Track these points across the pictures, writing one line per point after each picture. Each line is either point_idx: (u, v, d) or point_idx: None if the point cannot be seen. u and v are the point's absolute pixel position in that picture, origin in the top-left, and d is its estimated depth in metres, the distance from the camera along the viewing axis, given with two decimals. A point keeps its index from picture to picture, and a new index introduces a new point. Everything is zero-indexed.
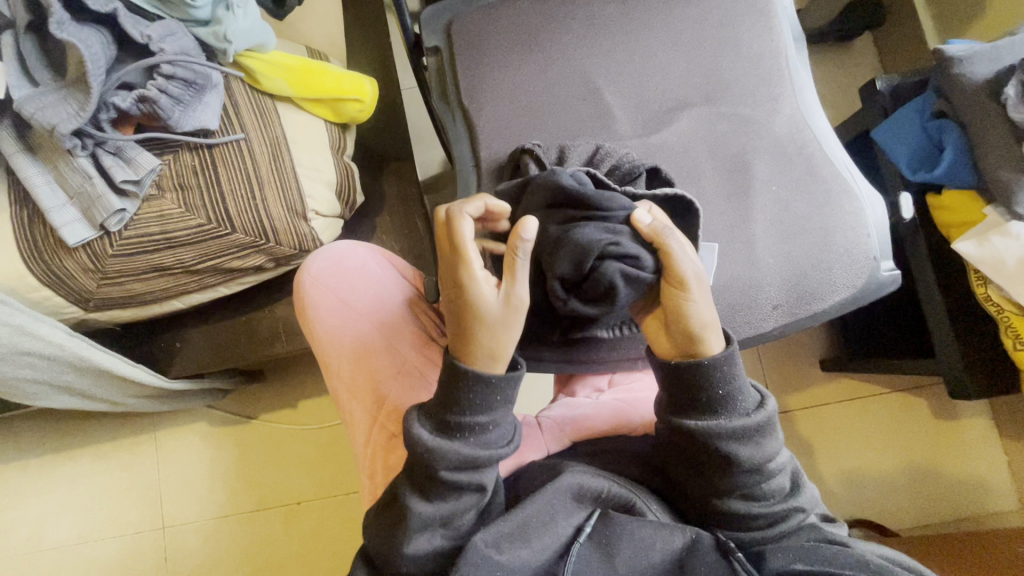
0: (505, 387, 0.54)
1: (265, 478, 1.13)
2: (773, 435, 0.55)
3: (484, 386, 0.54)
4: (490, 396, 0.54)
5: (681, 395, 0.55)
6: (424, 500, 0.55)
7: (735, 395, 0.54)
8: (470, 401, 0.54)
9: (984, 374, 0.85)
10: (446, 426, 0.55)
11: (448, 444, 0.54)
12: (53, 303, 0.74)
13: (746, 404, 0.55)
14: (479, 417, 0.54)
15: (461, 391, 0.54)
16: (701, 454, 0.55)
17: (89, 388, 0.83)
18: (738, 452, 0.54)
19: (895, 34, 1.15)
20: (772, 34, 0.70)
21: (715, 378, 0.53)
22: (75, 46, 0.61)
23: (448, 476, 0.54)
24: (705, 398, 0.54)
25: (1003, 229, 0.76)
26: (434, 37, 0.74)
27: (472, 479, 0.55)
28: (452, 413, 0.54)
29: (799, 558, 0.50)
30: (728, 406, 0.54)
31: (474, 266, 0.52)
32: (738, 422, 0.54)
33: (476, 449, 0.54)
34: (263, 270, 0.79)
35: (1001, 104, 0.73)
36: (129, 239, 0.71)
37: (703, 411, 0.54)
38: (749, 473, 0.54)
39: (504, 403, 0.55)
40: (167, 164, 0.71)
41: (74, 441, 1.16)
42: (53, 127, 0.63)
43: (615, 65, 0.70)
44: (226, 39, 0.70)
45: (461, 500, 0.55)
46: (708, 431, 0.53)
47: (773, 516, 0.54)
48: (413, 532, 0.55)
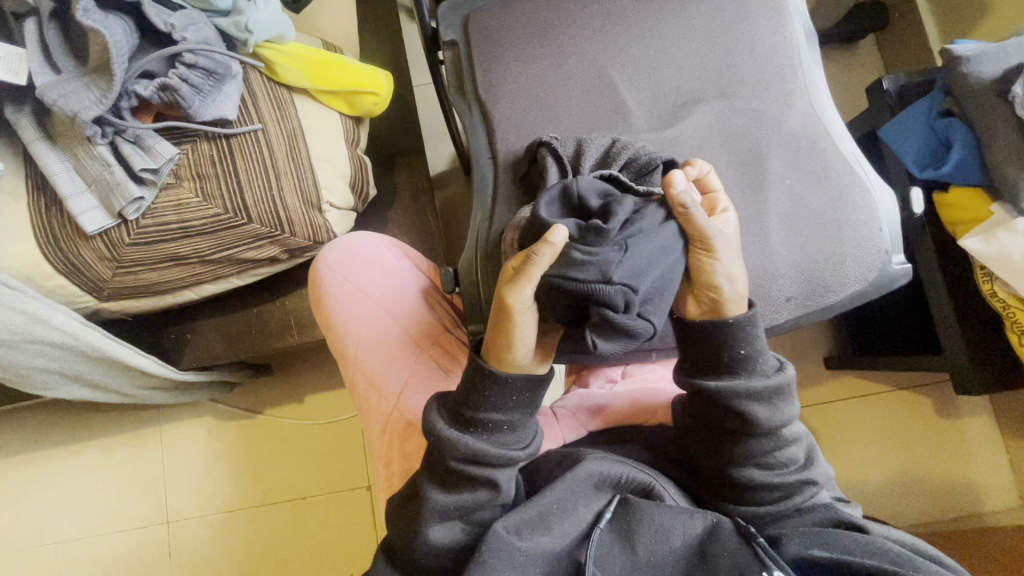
0: (520, 388, 0.55)
1: (271, 472, 1.13)
2: (791, 401, 0.57)
3: (495, 385, 0.55)
4: (504, 397, 0.55)
5: (704, 354, 0.57)
6: (441, 491, 0.56)
7: (755, 356, 0.56)
8: (484, 398, 0.55)
9: (989, 370, 0.86)
10: (461, 419, 0.56)
11: (461, 437, 0.55)
12: (68, 292, 0.74)
13: (765, 366, 0.57)
14: (493, 414, 0.55)
15: (478, 388, 0.55)
16: (720, 416, 0.56)
17: (100, 378, 0.83)
18: (756, 411, 0.55)
19: (899, 37, 1.17)
20: (785, 31, 0.71)
21: (737, 338, 0.56)
22: (99, 33, 0.61)
23: (457, 466, 0.55)
24: (725, 357, 0.56)
25: (1009, 226, 0.77)
26: (451, 30, 0.75)
27: (484, 475, 0.55)
28: (467, 407, 0.56)
29: (817, 544, 0.50)
30: (748, 366, 0.56)
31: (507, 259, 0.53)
32: (758, 382, 0.55)
33: (489, 446, 0.55)
34: (277, 261, 0.79)
35: (1009, 102, 0.74)
36: (146, 228, 0.72)
37: (724, 370, 0.56)
38: (765, 435, 0.56)
39: (518, 403, 0.56)
40: (186, 154, 0.72)
41: (79, 433, 1.15)
42: (75, 114, 0.64)
43: (631, 60, 0.71)
44: (247, 30, 0.71)
45: (475, 495, 0.55)
46: (730, 389, 0.55)
47: (789, 483, 0.56)
48: (431, 522, 0.55)
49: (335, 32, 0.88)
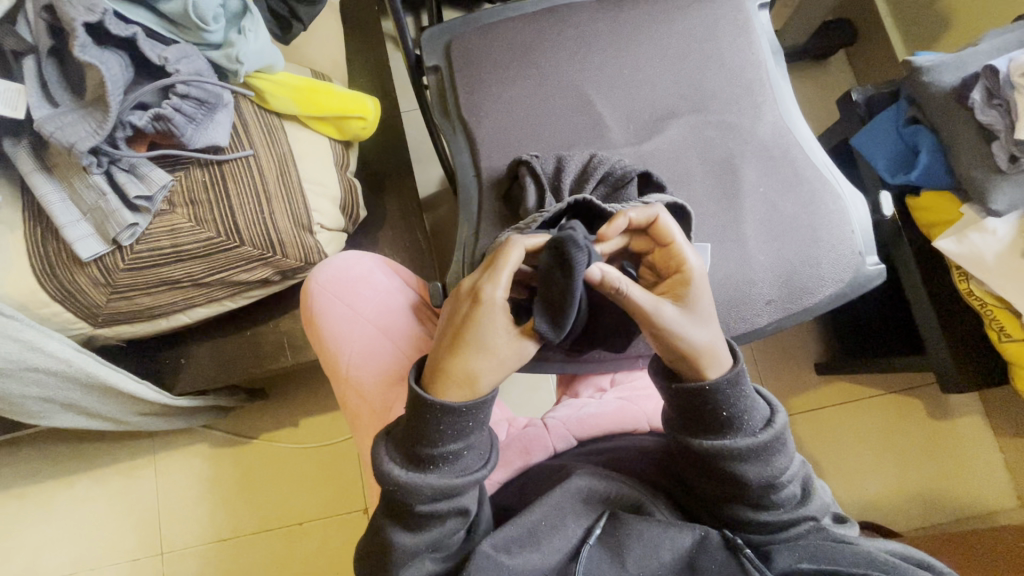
0: (476, 412, 0.53)
1: (266, 498, 1.12)
2: (783, 446, 0.55)
3: (451, 415, 0.52)
4: (461, 425, 0.53)
5: (688, 413, 0.55)
6: (407, 532, 0.55)
7: (740, 414, 0.54)
8: (439, 432, 0.52)
9: (973, 369, 0.87)
10: (417, 459, 0.53)
11: (421, 478, 0.53)
12: (62, 319, 0.75)
13: (754, 423, 0.54)
14: (450, 444, 0.53)
15: (433, 423, 0.52)
16: (710, 468, 0.55)
17: (94, 405, 0.84)
18: (744, 466, 0.54)
19: (868, 51, 1.22)
20: (753, 48, 0.75)
21: (720, 401, 0.53)
22: (96, 67, 0.64)
23: (426, 508, 0.53)
24: (711, 418, 0.54)
25: (980, 226, 0.80)
26: (434, 57, 0.79)
27: (452, 506, 0.54)
28: (421, 445, 0.53)
29: (805, 557, 0.51)
30: (734, 426, 0.54)
31: (502, 289, 0.52)
32: (744, 442, 0.53)
33: (452, 476, 0.53)
34: (270, 283, 0.81)
35: (969, 108, 0.77)
36: (141, 254, 0.73)
37: (708, 429, 0.54)
38: (757, 488, 0.54)
39: (475, 425, 0.54)
40: (179, 181, 0.74)
41: (74, 465, 1.14)
42: (71, 145, 0.66)
43: (607, 79, 0.74)
44: (238, 61, 0.73)
45: (443, 527, 0.54)
46: (715, 450, 0.54)
47: (787, 518, 0.55)
48: (401, 564, 0.54)
49: (324, 61, 0.92)
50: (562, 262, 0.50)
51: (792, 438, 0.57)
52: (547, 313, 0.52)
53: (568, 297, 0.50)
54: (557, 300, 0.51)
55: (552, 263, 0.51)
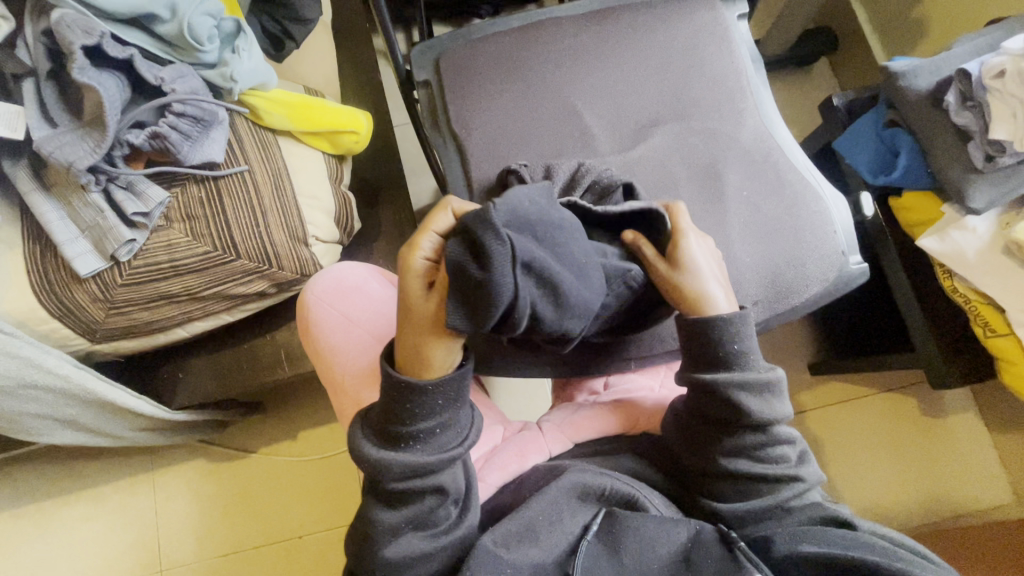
0: (445, 391, 0.54)
1: (265, 511, 1.12)
2: (782, 399, 0.60)
3: (419, 395, 0.53)
4: (430, 404, 0.54)
5: (697, 351, 0.61)
6: (387, 509, 0.56)
7: (746, 352, 0.60)
8: (409, 410, 0.54)
9: (960, 365, 0.88)
10: (390, 438, 0.55)
11: (393, 456, 0.55)
12: (61, 335, 0.76)
13: (756, 363, 0.61)
14: (421, 423, 0.54)
15: (403, 403, 0.53)
16: (718, 407, 0.59)
17: (93, 421, 0.84)
18: (750, 402, 0.58)
19: (848, 58, 1.25)
20: (733, 57, 0.77)
21: (728, 333, 0.60)
22: (94, 88, 0.66)
23: (399, 485, 0.55)
24: (720, 352, 0.60)
25: (960, 225, 0.81)
26: (424, 72, 0.81)
27: (427, 483, 0.55)
28: (392, 424, 0.55)
29: (806, 541, 0.52)
30: (741, 361, 0.60)
31: (421, 254, 0.50)
32: (750, 375, 0.59)
33: (426, 454, 0.55)
34: (266, 295, 0.82)
35: (945, 110, 0.79)
36: (139, 269, 0.74)
37: (716, 363, 0.60)
38: (758, 427, 0.59)
39: (446, 404, 0.55)
40: (175, 197, 0.75)
41: (72, 484, 1.14)
42: (70, 164, 0.68)
43: (592, 90, 0.76)
44: (232, 79, 0.75)
45: (422, 504, 0.55)
46: (725, 380, 0.58)
47: (781, 479, 0.58)
48: (384, 541, 0.55)
49: (317, 78, 0.94)
50: (475, 253, 0.45)
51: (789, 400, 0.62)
52: (466, 305, 0.47)
53: (487, 289, 0.45)
54: (479, 292, 0.45)
55: (465, 256, 0.45)
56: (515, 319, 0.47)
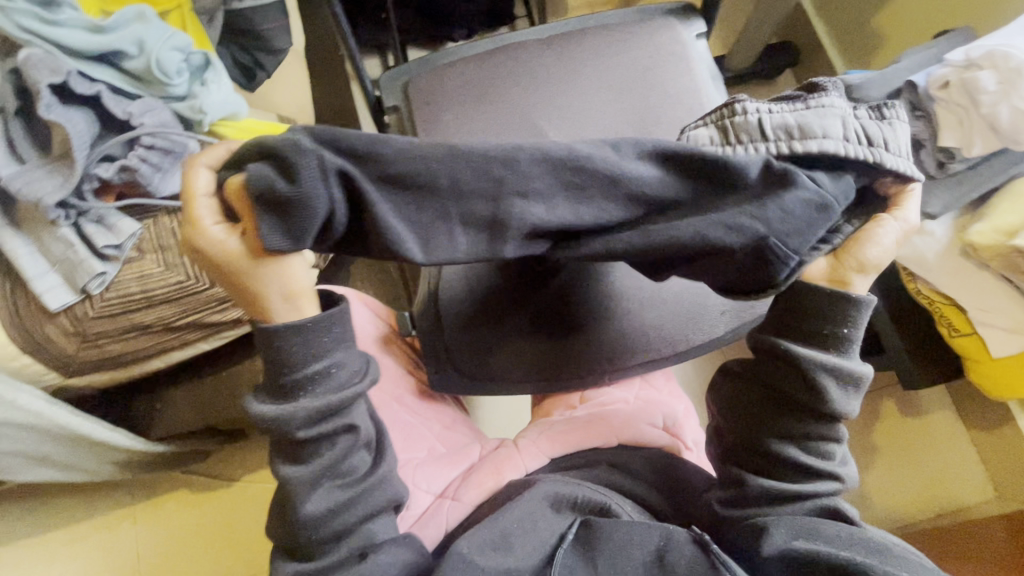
0: (318, 321, 0.52)
1: (251, 540, 1.11)
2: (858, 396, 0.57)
3: (295, 335, 0.51)
4: (310, 342, 0.52)
5: (796, 320, 0.56)
6: (298, 465, 0.54)
7: (853, 339, 0.56)
8: (293, 351, 0.51)
9: (928, 364, 0.91)
10: (286, 388, 0.52)
11: (291, 406, 0.52)
12: (33, 371, 0.75)
13: (853, 352, 0.56)
14: (311, 364, 0.52)
15: (279, 351, 0.51)
16: (799, 384, 0.56)
17: (68, 456, 0.83)
18: (832, 390, 0.55)
19: (810, 70, 1.30)
20: (692, 76, 0.80)
21: (842, 316, 0.55)
22: (61, 125, 0.66)
23: (304, 433, 0.53)
24: (825, 330, 0.55)
25: (919, 229, 0.84)
26: (393, 97, 0.83)
27: (333, 425, 0.53)
28: (283, 374, 0.52)
29: (798, 536, 0.53)
30: (841, 347, 0.55)
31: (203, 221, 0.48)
32: (843, 364, 0.55)
33: (327, 397, 0.52)
34: (241, 322, 0.82)
35: None
36: (111, 300, 0.74)
37: (810, 340, 0.56)
38: (826, 418, 0.56)
39: (336, 341, 0.53)
40: (147, 229, 0.75)
41: (50, 521, 1.12)
42: (37, 200, 0.68)
43: (557, 111, 0.78)
44: (202, 111, 0.77)
45: (333, 449, 0.54)
46: (816, 359, 0.55)
47: (817, 471, 0.57)
48: (301, 496, 0.54)
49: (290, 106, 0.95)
50: (278, 168, 0.43)
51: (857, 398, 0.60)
52: (282, 222, 0.45)
53: (299, 203, 0.43)
54: (287, 209, 0.44)
55: (273, 177, 0.43)
56: (334, 231, 0.46)
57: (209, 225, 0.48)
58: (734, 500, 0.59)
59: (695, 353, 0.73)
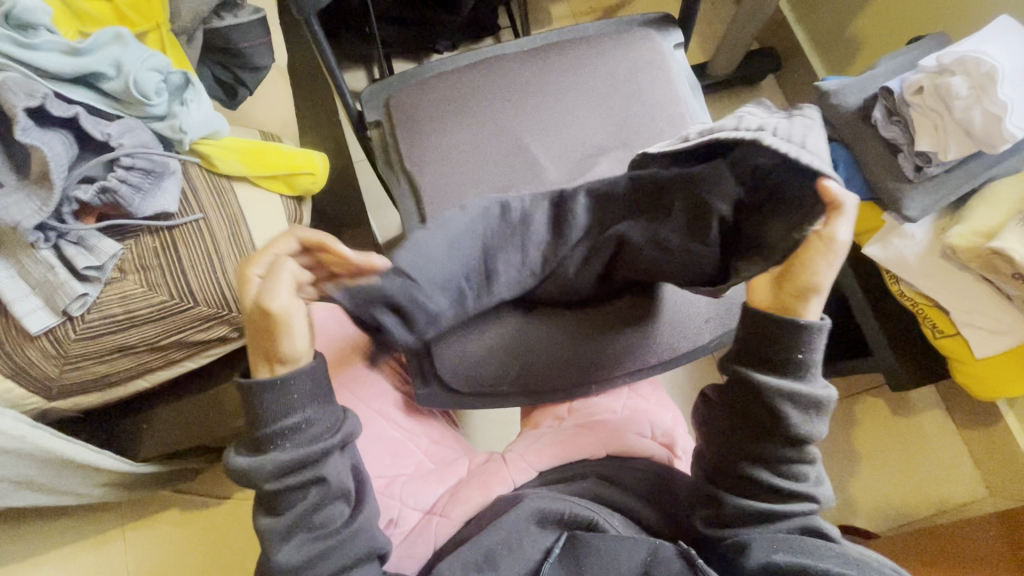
0: (299, 383, 0.55)
1: (243, 558, 1.10)
2: (824, 419, 0.57)
3: (272, 391, 0.54)
4: (286, 400, 0.54)
5: (756, 347, 0.57)
6: (272, 515, 0.55)
7: (812, 364, 0.56)
8: (267, 409, 0.54)
9: (914, 366, 0.91)
10: (259, 443, 0.54)
11: (264, 459, 0.54)
12: (14, 395, 0.74)
13: (815, 377, 0.57)
14: (284, 420, 0.54)
15: (258, 405, 0.54)
16: (760, 411, 0.57)
17: (53, 480, 0.82)
18: (792, 415, 0.56)
19: (792, 75, 1.31)
20: (671, 85, 0.81)
21: (799, 342, 0.55)
22: (39, 148, 0.66)
23: (276, 486, 0.54)
24: (783, 356, 0.56)
25: (900, 232, 0.85)
26: (375, 112, 0.83)
27: (304, 477, 0.54)
28: (256, 430, 0.54)
29: (779, 550, 0.53)
30: (800, 372, 0.56)
31: (257, 272, 0.56)
32: (804, 389, 0.56)
33: (296, 450, 0.54)
34: (228, 340, 0.81)
35: (874, 126, 0.84)
36: (93, 322, 0.74)
37: (771, 366, 0.57)
38: (794, 442, 0.57)
39: (304, 399, 0.55)
40: (129, 249, 0.75)
41: (36, 543, 1.10)
42: (16, 224, 0.67)
43: (538, 123, 0.79)
44: (182, 131, 0.76)
45: (306, 498, 0.54)
46: (775, 385, 0.56)
47: (791, 492, 0.57)
48: (277, 546, 0.54)
49: (273, 121, 0.95)
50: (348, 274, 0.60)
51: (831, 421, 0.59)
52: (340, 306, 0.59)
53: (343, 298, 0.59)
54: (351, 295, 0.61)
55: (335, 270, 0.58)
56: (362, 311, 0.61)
57: (249, 283, 0.56)
58: (715, 521, 0.58)
59: (681, 360, 0.74)
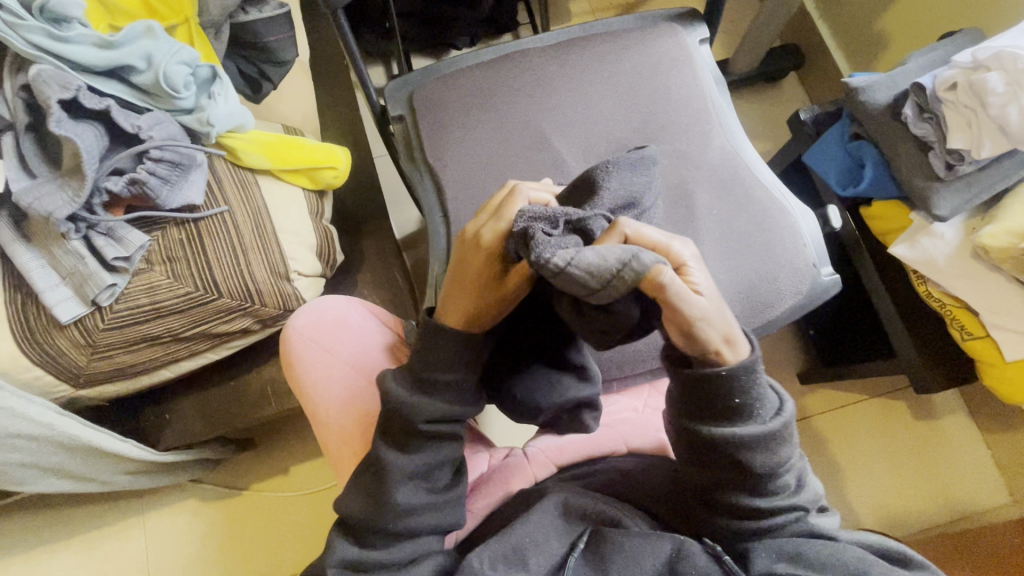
0: (479, 348, 0.58)
1: (260, 549, 1.11)
2: (784, 444, 0.53)
3: (454, 342, 0.57)
4: (462, 355, 0.58)
5: (697, 400, 0.52)
6: (399, 455, 0.58)
7: (754, 400, 0.52)
8: (448, 359, 0.57)
9: (941, 369, 0.90)
10: (424, 384, 0.58)
11: (426, 401, 0.57)
12: (44, 382, 0.76)
13: (764, 410, 0.53)
14: (452, 373, 0.58)
15: (440, 349, 0.57)
16: (713, 461, 0.53)
17: (79, 468, 0.83)
18: (746, 458, 0.52)
19: (815, 73, 1.29)
20: (696, 80, 0.80)
21: (733, 387, 0.51)
22: (71, 139, 0.67)
23: (426, 428, 0.57)
24: (726, 404, 0.52)
25: (929, 231, 0.83)
26: (398, 107, 0.84)
27: (450, 429, 0.59)
28: (428, 370, 0.58)
29: (782, 559, 0.53)
30: (744, 414, 0.52)
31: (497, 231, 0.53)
32: (751, 430, 0.52)
33: (454, 405, 0.58)
34: (250, 332, 0.82)
35: (904, 123, 0.82)
36: (121, 313, 0.75)
37: (718, 416, 0.52)
38: (760, 478, 0.53)
39: (474, 363, 0.59)
40: (156, 241, 0.76)
41: (61, 531, 1.12)
42: (48, 214, 0.69)
43: (561, 118, 0.78)
44: (209, 124, 0.77)
45: (438, 450, 0.58)
46: (724, 437, 0.52)
47: (778, 512, 0.54)
48: (397, 487, 0.57)
49: (296, 116, 0.96)
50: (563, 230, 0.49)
51: (797, 431, 0.55)
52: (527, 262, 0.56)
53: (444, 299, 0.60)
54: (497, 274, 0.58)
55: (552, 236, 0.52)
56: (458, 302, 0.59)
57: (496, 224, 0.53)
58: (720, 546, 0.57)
59: None
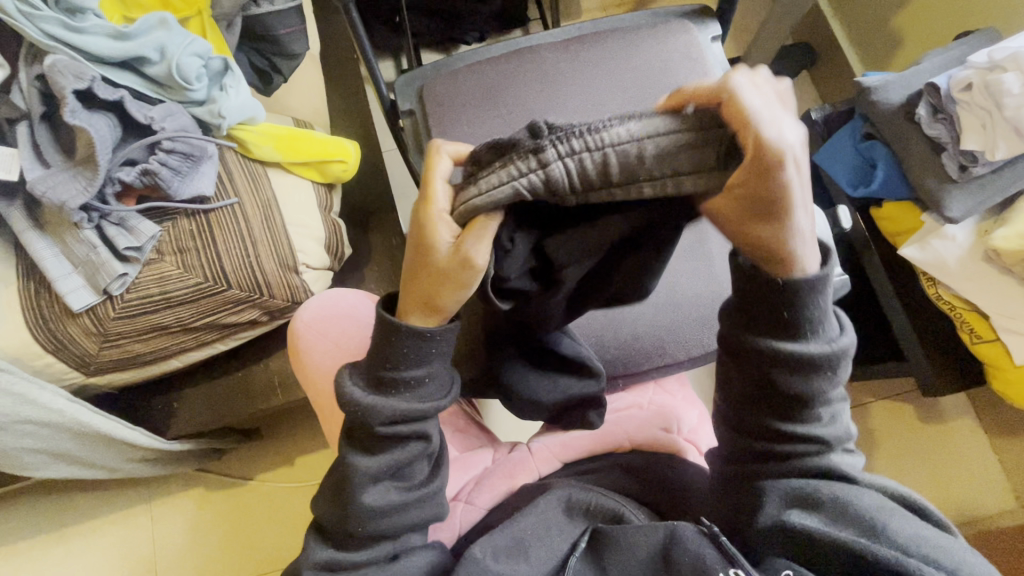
0: (444, 340, 0.52)
1: (265, 537, 1.12)
2: (833, 372, 0.49)
3: (417, 338, 0.51)
4: (421, 352, 0.52)
5: (749, 307, 0.49)
6: (365, 455, 0.54)
7: (809, 318, 0.47)
8: (403, 354, 0.51)
9: (949, 371, 0.89)
10: (381, 382, 0.53)
11: (384, 401, 0.52)
12: (56, 369, 0.77)
13: (817, 331, 0.48)
14: (412, 369, 0.52)
15: (396, 346, 0.51)
16: (756, 377, 0.50)
17: (88, 455, 0.84)
18: (789, 381, 0.48)
19: (829, 72, 1.28)
20: (707, 78, 0.80)
21: (789, 297, 0.46)
22: (85, 129, 0.68)
23: (385, 429, 0.53)
24: (776, 316, 0.47)
25: (940, 233, 0.82)
26: (408, 101, 0.84)
27: (413, 430, 0.53)
28: (385, 368, 0.52)
29: (794, 510, 0.49)
30: (796, 330, 0.48)
31: (437, 207, 0.46)
32: (801, 349, 0.48)
33: (414, 403, 0.53)
34: (257, 324, 0.83)
35: (917, 123, 0.81)
36: (131, 302, 0.76)
37: (767, 328, 0.48)
38: (801, 403, 0.49)
39: (438, 355, 0.53)
40: (166, 231, 0.77)
41: (70, 516, 1.14)
42: (62, 203, 0.70)
43: (571, 115, 0.78)
44: (220, 116, 0.78)
45: (405, 449, 0.54)
46: (770, 351, 0.48)
47: (807, 444, 0.51)
48: (362, 487, 0.53)
49: (306, 109, 0.96)
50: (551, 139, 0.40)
51: (850, 362, 0.50)
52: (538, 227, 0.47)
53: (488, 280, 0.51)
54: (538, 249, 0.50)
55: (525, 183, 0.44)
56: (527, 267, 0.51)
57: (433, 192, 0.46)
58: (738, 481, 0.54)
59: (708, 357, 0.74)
